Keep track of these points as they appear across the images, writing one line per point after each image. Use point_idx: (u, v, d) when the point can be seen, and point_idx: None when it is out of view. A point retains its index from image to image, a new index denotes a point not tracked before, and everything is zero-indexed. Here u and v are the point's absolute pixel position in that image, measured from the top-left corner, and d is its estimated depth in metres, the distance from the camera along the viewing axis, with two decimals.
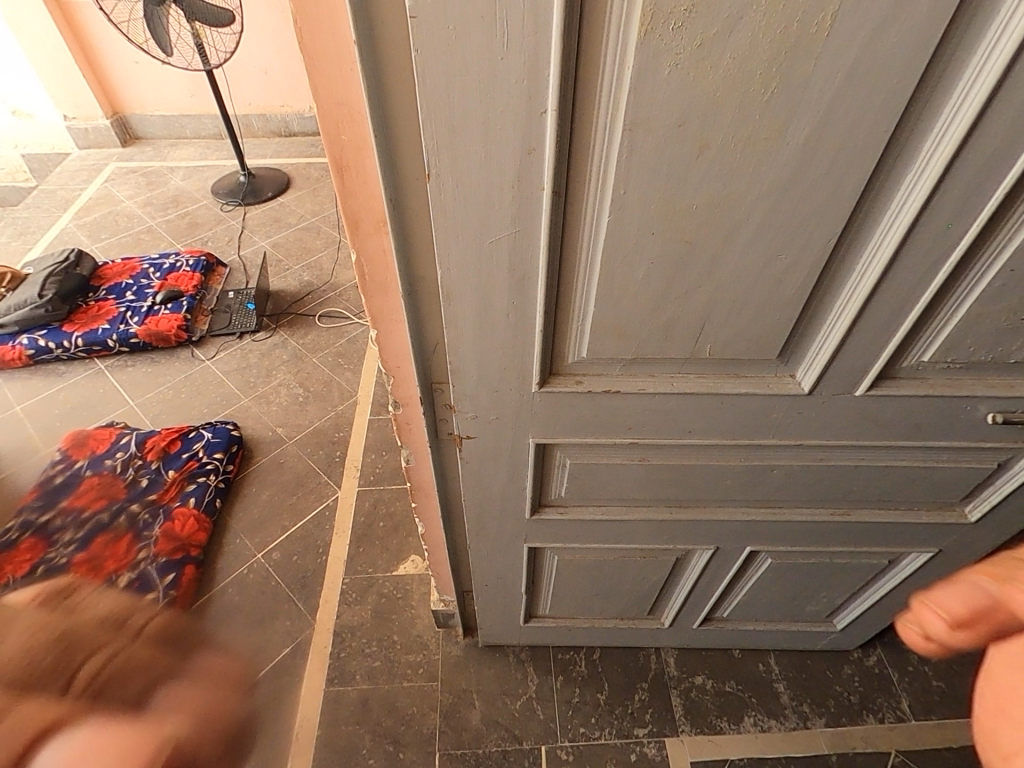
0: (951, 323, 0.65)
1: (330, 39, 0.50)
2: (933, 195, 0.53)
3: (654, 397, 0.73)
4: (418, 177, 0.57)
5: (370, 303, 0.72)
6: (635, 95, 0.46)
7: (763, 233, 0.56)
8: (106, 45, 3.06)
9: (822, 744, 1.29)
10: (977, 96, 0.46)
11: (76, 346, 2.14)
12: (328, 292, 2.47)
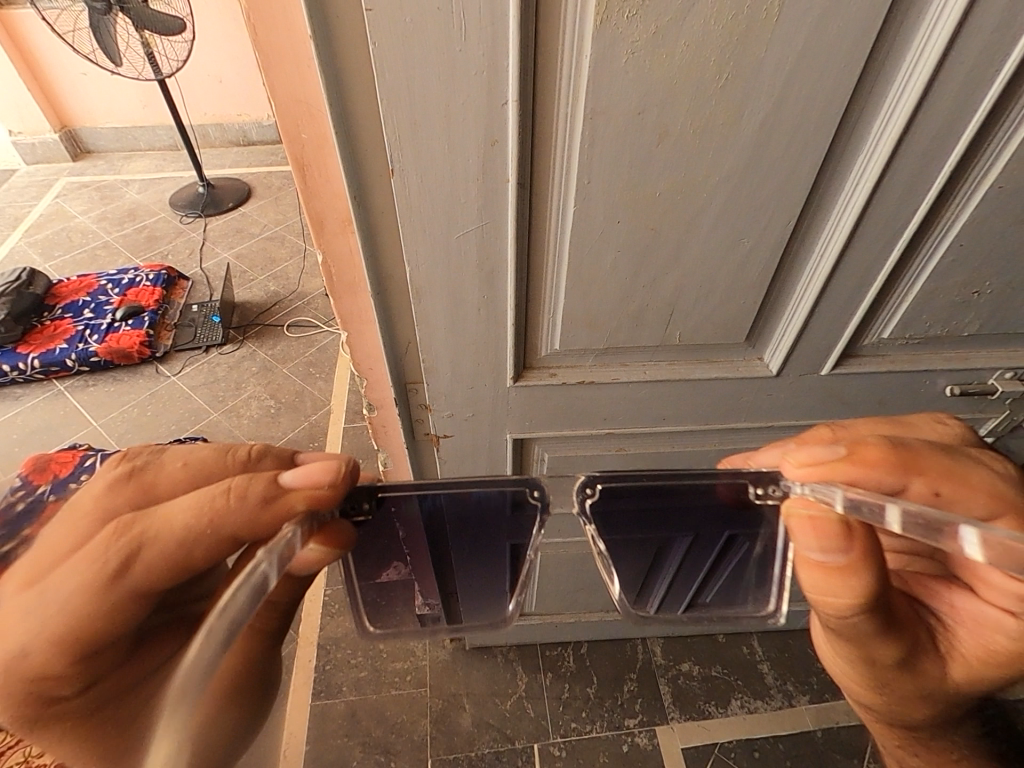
0: (907, 299, 0.67)
1: (285, 35, 0.49)
2: (885, 173, 0.55)
3: (627, 385, 0.74)
4: (382, 173, 0.56)
5: (338, 305, 0.71)
6: (595, 83, 0.47)
7: (724, 219, 0.58)
8: (51, 56, 2.96)
9: (807, 721, 1.32)
10: (921, 74, 0.48)
11: (32, 368, 2.06)
12: (295, 302, 2.43)
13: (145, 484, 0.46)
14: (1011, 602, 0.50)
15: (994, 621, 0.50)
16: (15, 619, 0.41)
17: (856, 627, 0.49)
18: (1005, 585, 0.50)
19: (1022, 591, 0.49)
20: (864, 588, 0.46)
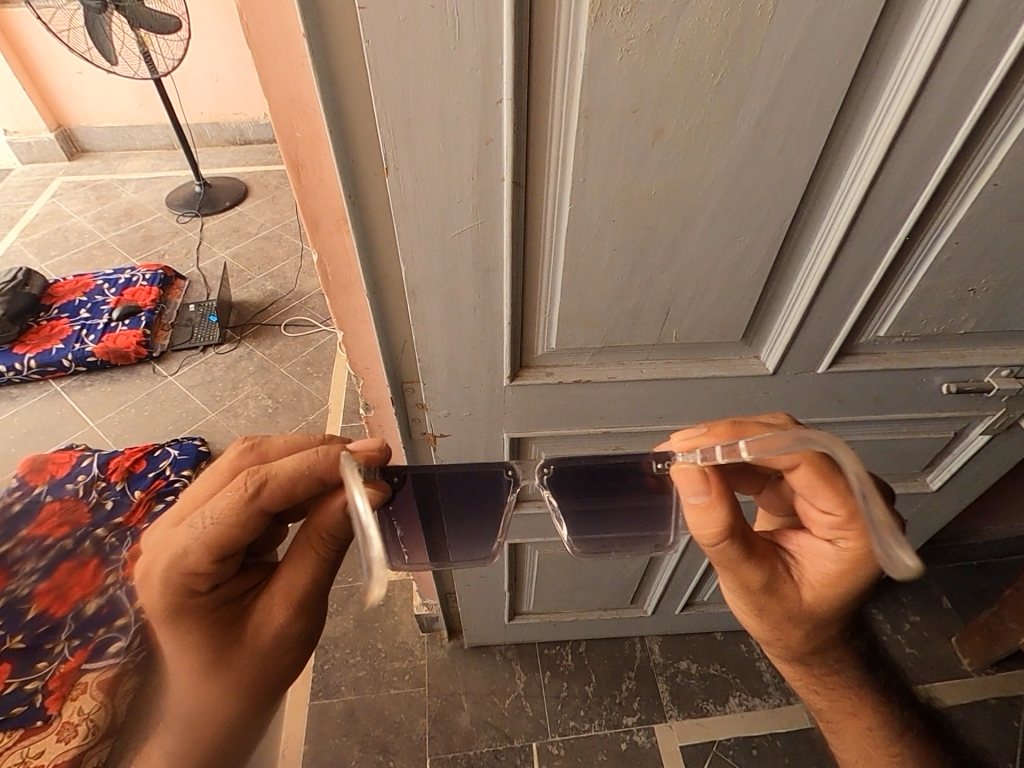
0: (903, 298, 0.67)
1: (278, 34, 0.49)
2: (880, 171, 0.55)
3: (624, 384, 0.74)
4: (377, 172, 0.56)
5: (334, 305, 0.71)
6: (590, 82, 0.47)
7: (720, 218, 0.58)
8: (46, 55, 2.95)
9: (805, 718, 1.32)
10: (916, 72, 0.48)
11: (29, 368, 2.06)
12: (292, 301, 2.42)
13: (262, 451, 0.60)
14: (832, 531, 0.56)
15: (822, 549, 0.58)
16: (177, 536, 0.54)
17: (726, 557, 0.56)
18: (825, 512, 0.55)
19: (837, 512, 0.54)
20: (718, 524, 0.53)
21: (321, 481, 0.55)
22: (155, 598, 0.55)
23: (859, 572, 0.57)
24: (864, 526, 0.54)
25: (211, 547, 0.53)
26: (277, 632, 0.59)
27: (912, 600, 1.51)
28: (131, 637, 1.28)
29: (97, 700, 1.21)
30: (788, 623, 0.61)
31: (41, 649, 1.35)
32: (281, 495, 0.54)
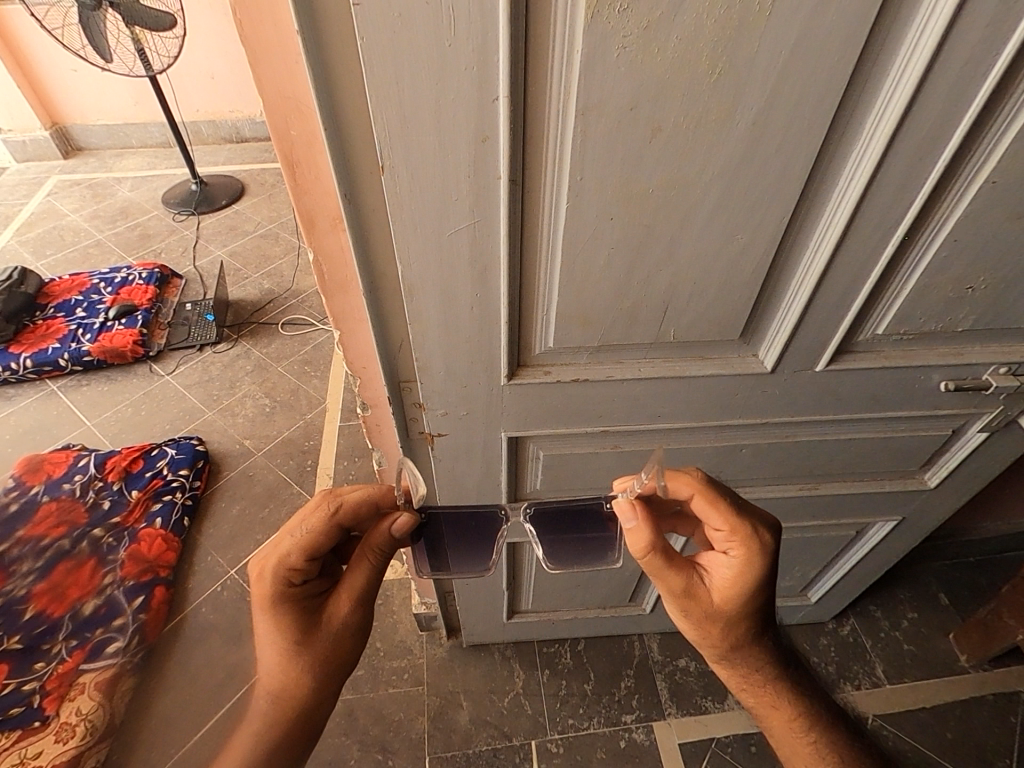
0: (901, 295, 0.67)
1: (272, 32, 0.49)
2: (879, 169, 0.54)
3: (621, 383, 0.73)
4: (372, 171, 0.55)
5: (330, 304, 0.71)
6: (586, 79, 0.46)
7: (718, 215, 0.57)
8: (41, 54, 2.93)
9: None
10: (915, 69, 0.47)
11: (25, 368, 2.05)
12: (289, 299, 2.42)
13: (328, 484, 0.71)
14: (725, 543, 0.65)
15: (719, 561, 0.67)
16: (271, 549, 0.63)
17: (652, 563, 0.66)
18: (717, 528, 0.65)
19: (724, 525, 0.65)
20: (645, 539, 0.64)
21: (376, 504, 0.67)
22: (256, 588, 0.63)
23: (753, 575, 0.65)
24: (745, 538, 0.64)
25: (306, 549, 0.63)
26: (347, 623, 0.67)
27: (910, 596, 1.51)
28: (130, 636, 1.43)
29: (95, 698, 1.31)
30: (712, 631, 0.69)
31: (38, 650, 1.37)
32: (356, 514, 0.65)
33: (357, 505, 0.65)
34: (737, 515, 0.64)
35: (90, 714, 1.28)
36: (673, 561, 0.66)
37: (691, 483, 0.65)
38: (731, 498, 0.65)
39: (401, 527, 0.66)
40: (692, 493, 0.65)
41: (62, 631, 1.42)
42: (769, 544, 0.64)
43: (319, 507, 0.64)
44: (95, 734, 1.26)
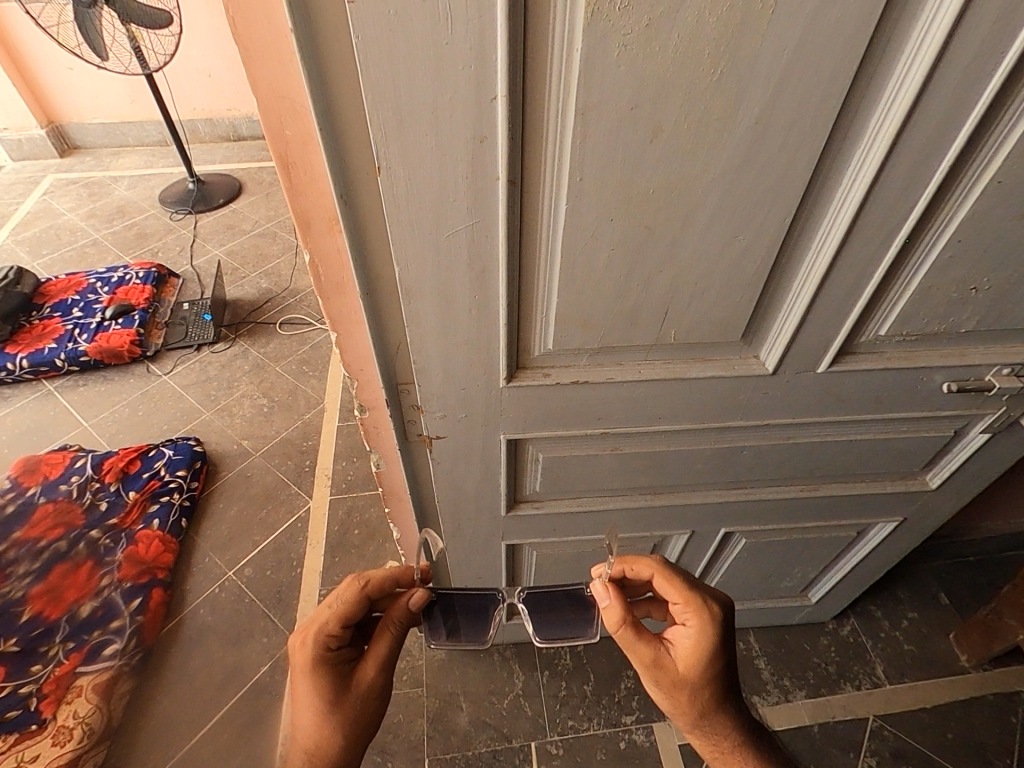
0: (905, 296, 0.66)
1: (266, 29, 0.48)
2: (883, 169, 0.54)
3: (622, 385, 0.73)
4: (368, 171, 0.55)
5: (328, 305, 0.70)
6: (586, 77, 0.46)
7: (720, 215, 0.56)
8: (36, 52, 2.91)
9: (804, 715, 1.32)
10: (920, 67, 0.46)
11: (21, 368, 2.04)
12: (287, 299, 2.40)
13: None
14: (682, 615, 0.72)
15: (679, 632, 0.72)
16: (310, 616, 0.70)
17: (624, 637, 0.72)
18: (675, 601, 0.73)
19: (679, 597, 0.72)
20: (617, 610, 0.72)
21: (398, 580, 0.74)
22: (298, 653, 0.69)
23: (712, 644, 0.70)
24: (699, 609, 0.71)
25: (341, 617, 0.69)
26: (374, 688, 0.70)
27: (911, 596, 1.51)
28: (127, 638, 1.42)
29: (93, 701, 1.30)
30: (683, 704, 0.71)
31: (35, 652, 1.36)
32: (381, 588, 0.72)
33: (382, 579, 0.72)
34: (691, 587, 0.72)
35: (86, 717, 1.27)
36: (642, 631, 0.71)
37: (650, 565, 0.76)
38: (685, 576, 0.74)
39: (417, 600, 0.74)
40: (652, 573, 0.76)
41: (60, 633, 1.41)
42: (721, 612, 0.71)
43: (350, 584, 0.70)
44: (93, 736, 1.26)
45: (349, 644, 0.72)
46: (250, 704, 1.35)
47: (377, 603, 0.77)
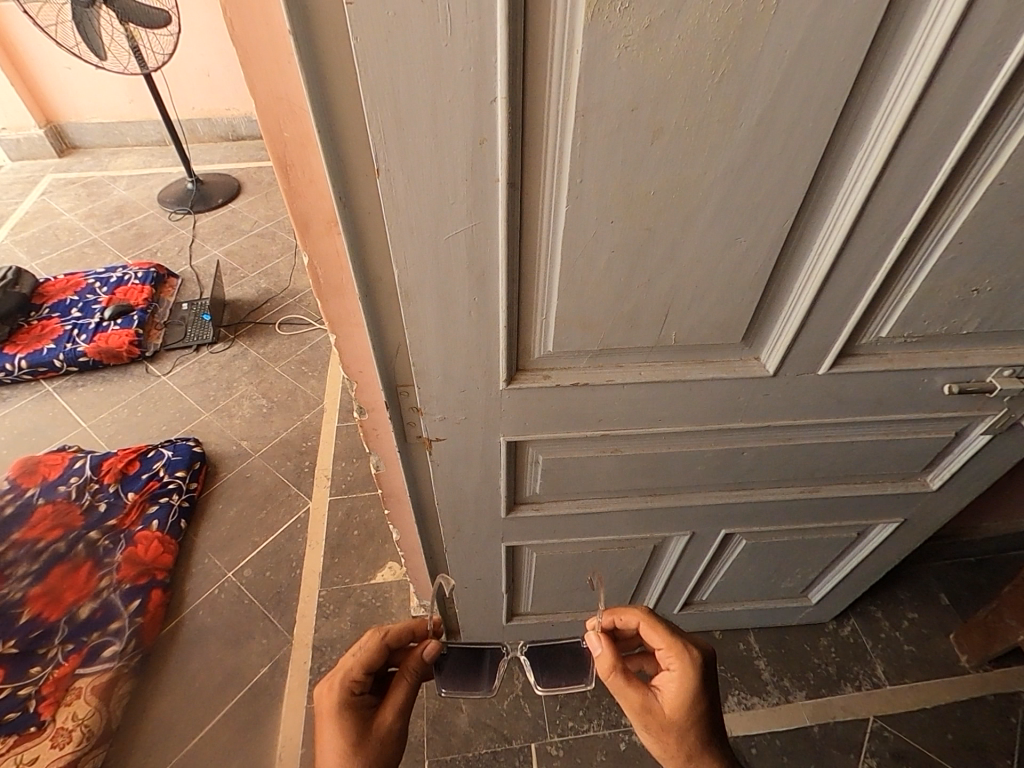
0: (906, 298, 0.66)
1: (264, 30, 0.47)
2: (884, 171, 0.53)
3: (622, 387, 0.72)
4: (367, 173, 0.54)
5: (326, 307, 0.70)
6: (587, 79, 0.45)
7: (721, 217, 0.56)
8: (34, 51, 2.90)
9: (804, 716, 1.32)
10: (922, 68, 0.46)
11: (20, 369, 2.03)
12: (287, 299, 2.40)
13: None
14: (667, 661, 0.76)
15: (665, 679, 0.76)
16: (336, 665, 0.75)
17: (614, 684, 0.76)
18: (660, 647, 0.78)
19: (664, 644, 0.77)
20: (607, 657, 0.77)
21: (413, 631, 0.80)
22: (325, 698, 0.72)
23: (696, 688, 0.73)
24: (681, 653, 0.75)
25: (366, 662, 0.74)
26: (393, 732, 0.72)
27: (911, 597, 1.51)
28: (126, 639, 1.41)
29: (92, 703, 1.29)
30: (674, 754, 0.72)
31: (34, 654, 1.36)
32: (399, 636, 0.78)
33: (400, 627, 0.79)
34: (673, 634, 0.77)
35: (85, 719, 1.26)
36: (629, 676, 0.75)
37: (636, 615, 0.82)
38: (668, 624, 0.80)
39: (432, 650, 0.79)
40: (639, 622, 0.82)
41: (58, 634, 1.40)
42: (702, 656, 0.75)
43: (370, 634, 0.77)
44: (92, 738, 1.25)
45: (370, 692, 0.75)
46: (250, 706, 1.35)
47: (394, 659, 0.82)
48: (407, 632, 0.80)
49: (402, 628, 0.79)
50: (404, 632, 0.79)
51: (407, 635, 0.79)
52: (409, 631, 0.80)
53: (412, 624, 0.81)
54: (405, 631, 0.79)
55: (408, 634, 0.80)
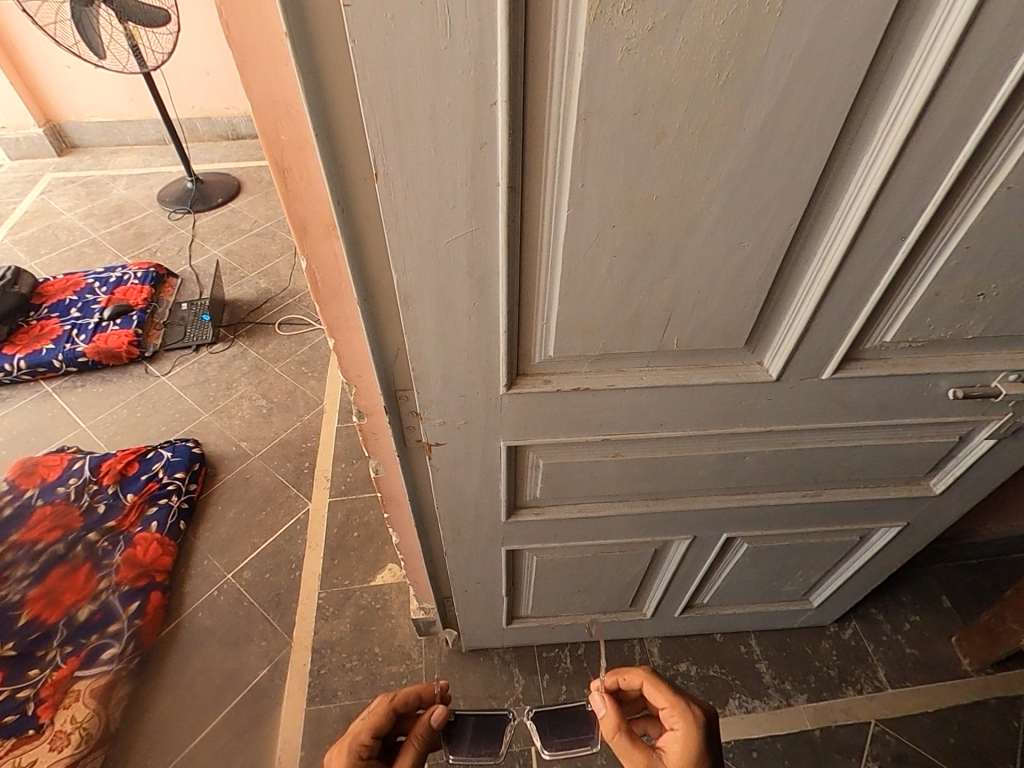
0: (911, 303, 0.65)
1: (260, 32, 0.47)
2: (891, 175, 0.53)
3: (624, 391, 0.72)
4: (366, 177, 0.54)
5: (325, 311, 0.69)
6: (589, 83, 0.44)
7: (725, 221, 0.55)
8: (33, 51, 2.89)
9: (805, 720, 1.32)
10: (930, 72, 0.45)
11: (19, 369, 2.03)
12: (286, 299, 2.39)
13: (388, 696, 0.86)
14: (671, 721, 0.77)
15: (669, 740, 0.76)
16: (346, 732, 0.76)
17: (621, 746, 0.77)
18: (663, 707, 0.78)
19: (667, 703, 0.78)
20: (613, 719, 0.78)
21: (420, 695, 0.81)
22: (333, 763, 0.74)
23: (700, 750, 0.73)
24: (684, 713, 0.76)
25: (373, 728, 0.76)
26: None
27: (913, 600, 1.50)
28: (125, 642, 1.41)
29: (91, 706, 1.29)
30: None
31: (32, 657, 1.35)
32: (406, 702, 0.80)
33: (407, 693, 0.80)
34: (676, 694, 0.78)
35: (84, 722, 1.26)
36: (633, 736, 0.77)
37: (638, 673, 0.82)
38: (670, 682, 0.80)
39: (438, 717, 0.79)
40: (641, 681, 0.82)
41: (57, 637, 1.39)
42: (704, 716, 0.76)
43: (379, 701, 0.79)
44: (90, 741, 1.25)
45: (377, 758, 0.76)
46: (248, 709, 1.34)
47: (402, 725, 0.83)
48: (414, 696, 0.81)
49: (409, 693, 0.81)
50: (411, 697, 0.81)
51: (414, 700, 0.81)
52: (416, 696, 0.81)
53: (419, 690, 0.82)
54: (412, 696, 0.81)
55: (415, 700, 0.81)
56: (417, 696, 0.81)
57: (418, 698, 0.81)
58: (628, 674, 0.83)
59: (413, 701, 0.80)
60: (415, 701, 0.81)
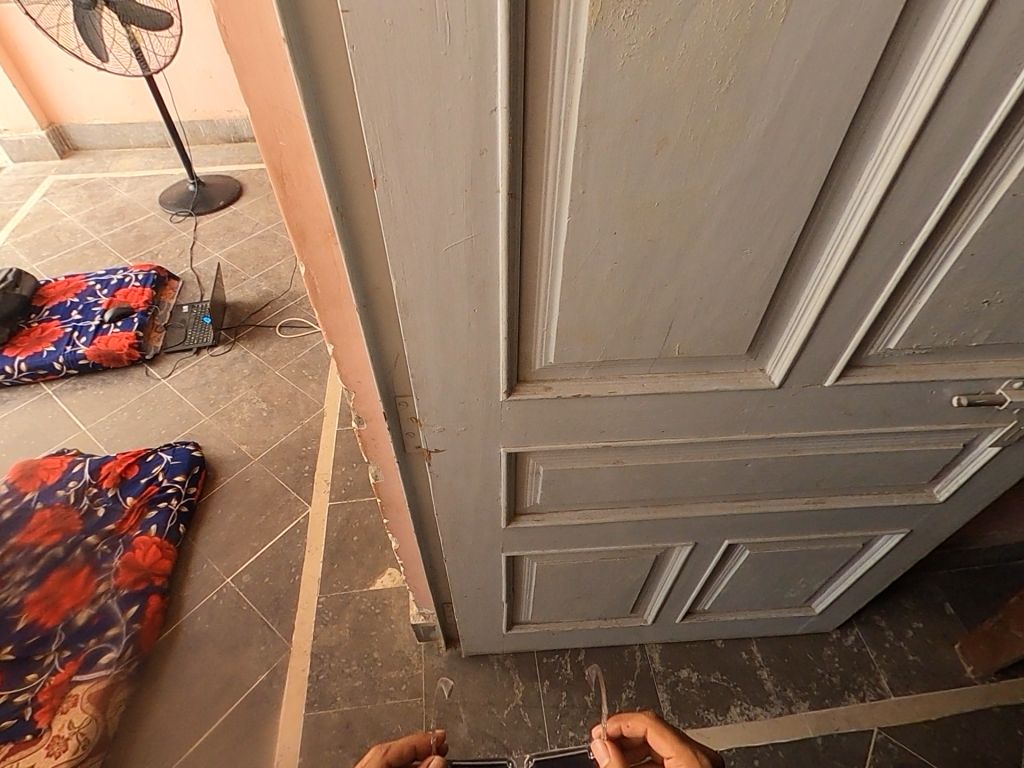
0: (914, 310, 0.65)
1: (258, 38, 0.46)
2: (894, 183, 0.52)
3: (625, 398, 0.71)
4: (365, 183, 0.53)
5: (324, 317, 0.68)
6: (590, 90, 0.44)
7: (727, 228, 0.55)
8: (37, 53, 2.90)
9: (807, 728, 1.31)
10: (935, 79, 0.45)
11: (20, 371, 2.03)
12: (287, 302, 2.39)
13: None
14: None
15: None
16: None
17: None
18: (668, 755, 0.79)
19: (673, 751, 0.78)
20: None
21: (414, 747, 0.81)
22: None
23: None
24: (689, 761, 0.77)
25: None
26: None
27: (916, 606, 1.49)
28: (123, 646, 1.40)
29: (89, 711, 1.28)
30: None
31: (31, 660, 1.35)
32: (400, 754, 0.79)
33: (400, 745, 0.80)
34: (681, 741, 0.79)
35: (81, 727, 1.25)
36: None
37: (642, 720, 0.82)
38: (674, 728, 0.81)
39: None
40: (646, 728, 0.81)
41: (56, 641, 1.39)
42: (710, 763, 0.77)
43: (373, 753, 0.78)
44: (89, 747, 1.24)
45: None
46: (247, 714, 1.33)
47: None
48: (407, 745, 0.81)
49: (403, 743, 0.81)
50: (404, 749, 0.80)
51: (408, 750, 0.80)
52: (409, 746, 0.81)
53: (411, 740, 0.82)
54: (405, 748, 0.80)
55: (408, 751, 0.80)
56: (411, 746, 0.81)
57: (411, 749, 0.81)
58: (631, 721, 0.82)
59: (406, 751, 0.80)
60: (409, 752, 0.80)
